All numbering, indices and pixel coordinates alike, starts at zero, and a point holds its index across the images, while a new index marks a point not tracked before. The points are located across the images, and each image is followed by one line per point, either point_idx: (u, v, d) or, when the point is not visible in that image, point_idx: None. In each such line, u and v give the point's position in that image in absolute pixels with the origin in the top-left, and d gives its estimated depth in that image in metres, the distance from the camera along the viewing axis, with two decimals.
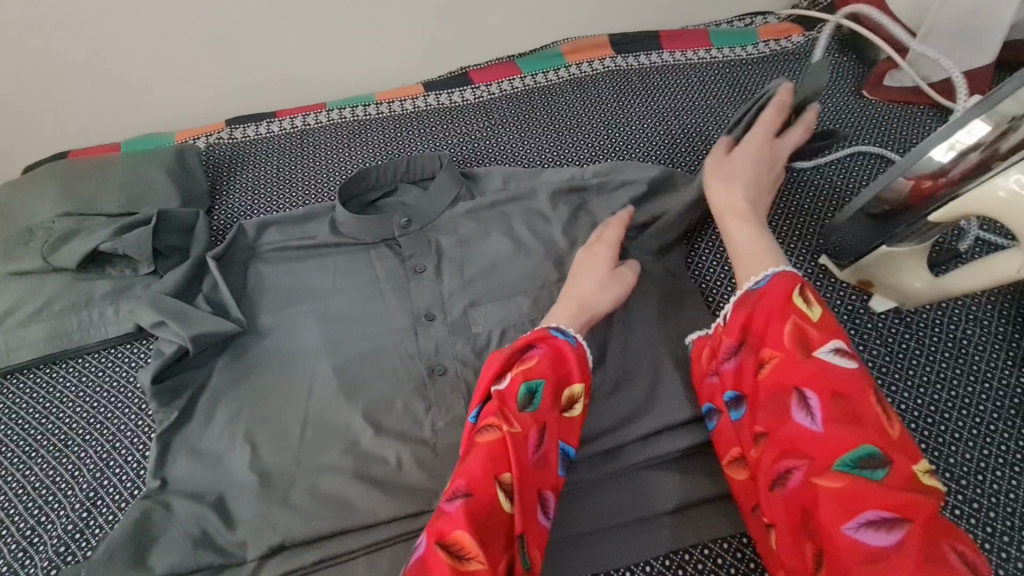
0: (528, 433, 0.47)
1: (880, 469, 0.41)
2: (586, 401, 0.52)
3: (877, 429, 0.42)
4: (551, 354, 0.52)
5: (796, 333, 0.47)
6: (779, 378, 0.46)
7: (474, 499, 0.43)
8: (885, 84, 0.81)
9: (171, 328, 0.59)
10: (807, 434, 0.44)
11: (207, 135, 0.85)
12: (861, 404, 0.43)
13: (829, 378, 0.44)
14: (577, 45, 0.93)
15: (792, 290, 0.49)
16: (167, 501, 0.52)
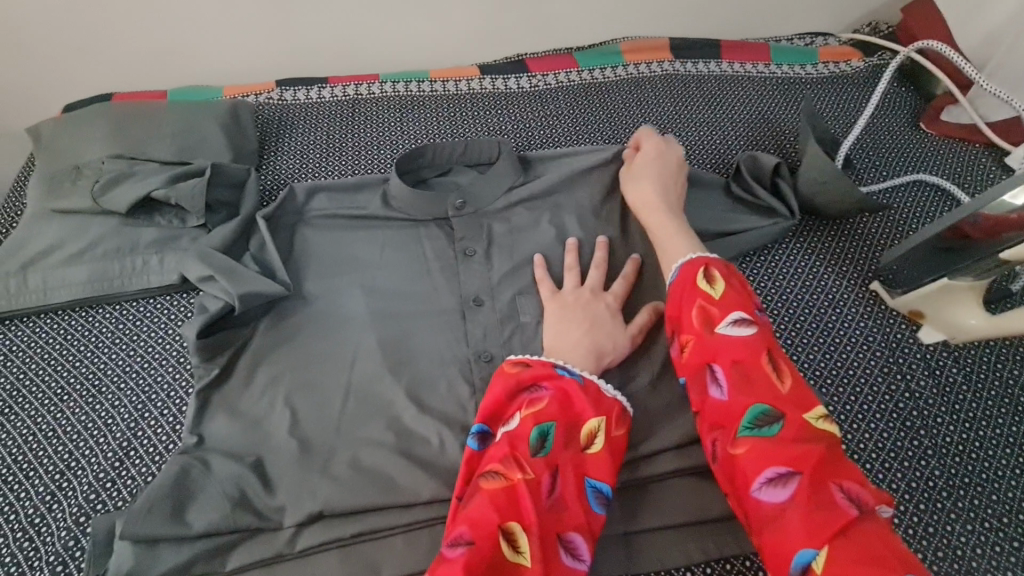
0: (540, 478, 0.45)
1: (775, 425, 0.42)
2: (608, 438, 0.48)
3: (774, 389, 0.44)
4: (558, 393, 0.49)
5: (703, 313, 0.49)
6: (693, 358, 0.48)
7: (479, 550, 0.41)
8: (942, 118, 0.81)
9: (218, 284, 0.58)
10: (716, 405, 0.45)
11: (257, 93, 0.83)
12: (761, 370, 0.45)
13: (728, 350, 0.46)
14: (637, 44, 0.92)
15: (696, 274, 0.51)
16: (206, 459, 0.51)
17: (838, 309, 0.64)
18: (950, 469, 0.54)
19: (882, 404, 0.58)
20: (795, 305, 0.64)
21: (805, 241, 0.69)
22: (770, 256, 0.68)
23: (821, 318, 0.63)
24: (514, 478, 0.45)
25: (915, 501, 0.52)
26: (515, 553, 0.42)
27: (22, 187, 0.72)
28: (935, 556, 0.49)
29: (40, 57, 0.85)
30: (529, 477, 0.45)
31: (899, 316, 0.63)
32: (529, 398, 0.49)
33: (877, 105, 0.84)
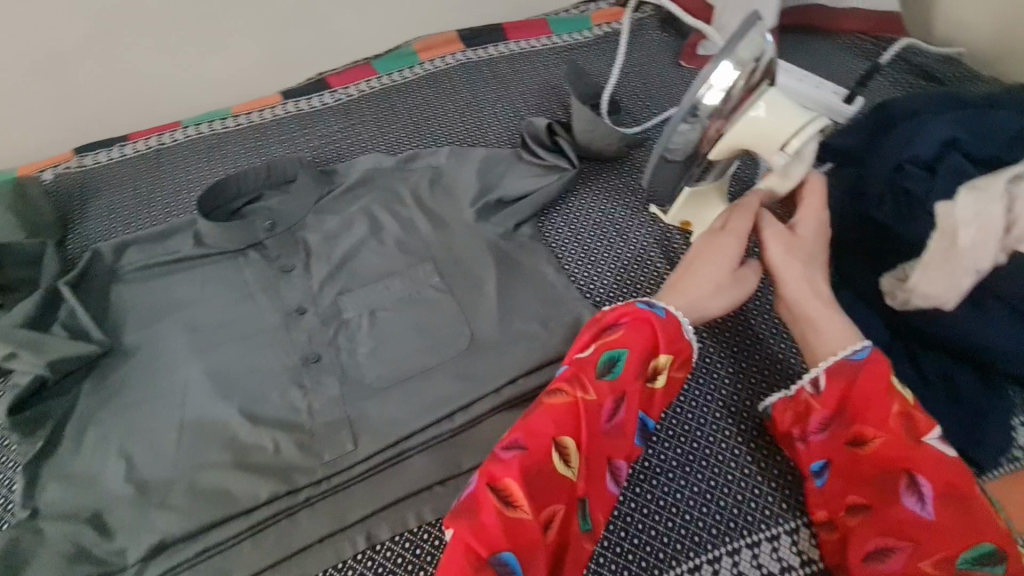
0: (603, 401, 0.49)
1: (997, 565, 0.42)
2: (667, 377, 0.53)
3: (991, 521, 0.43)
4: (638, 324, 0.51)
5: (904, 417, 0.47)
6: (891, 462, 0.47)
7: (531, 458, 0.45)
8: (699, 53, 0.93)
9: (23, 359, 0.58)
10: (917, 521, 0.45)
11: (54, 166, 0.82)
12: (978, 502, 0.44)
13: (946, 470, 0.45)
14: (429, 42, 0.98)
15: (893, 372, 0.49)
16: (39, 526, 0.52)
17: (623, 236, 0.73)
18: (722, 344, 0.65)
19: None
20: (588, 242, 0.73)
21: (590, 184, 0.79)
22: (564, 206, 0.76)
23: (610, 247, 0.72)
24: (578, 396, 0.48)
25: (695, 375, 0.63)
26: (565, 467, 0.46)
27: None
28: (714, 418, 0.60)
29: None
30: (590, 398, 0.48)
31: (670, 228, 0.73)
32: (608, 333, 0.52)
33: (643, 56, 0.95)
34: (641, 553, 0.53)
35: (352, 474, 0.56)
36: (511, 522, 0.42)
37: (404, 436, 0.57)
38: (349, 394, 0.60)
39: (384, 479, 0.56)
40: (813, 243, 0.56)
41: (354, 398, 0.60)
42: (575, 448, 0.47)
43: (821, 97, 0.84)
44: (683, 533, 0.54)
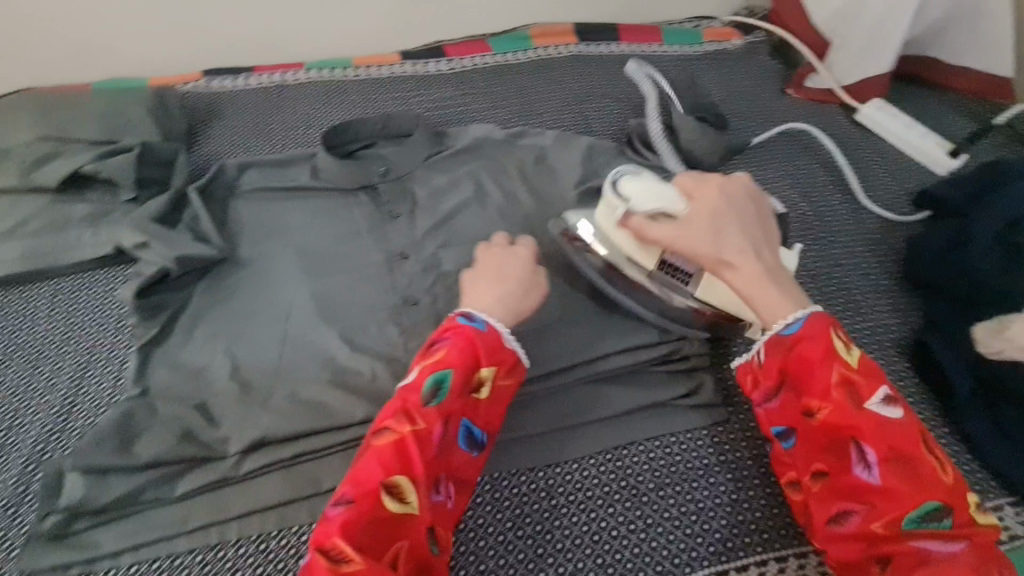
0: (432, 427, 0.48)
1: (944, 517, 0.45)
2: (495, 386, 0.52)
3: (936, 477, 0.46)
4: (461, 341, 0.51)
5: (844, 384, 0.49)
6: (837, 430, 0.49)
7: (358, 509, 0.44)
8: (806, 85, 0.95)
9: (155, 250, 0.62)
10: (866, 485, 0.47)
11: (184, 82, 0.86)
12: (920, 459, 0.47)
13: (887, 435, 0.47)
14: (545, 30, 1.01)
15: (832, 339, 0.50)
16: (150, 403, 0.55)
17: None
18: None
19: None
20: None
21: None
22: None
23: None
24: (404, 431, 0.48)
25: None
26: (403, 505, 0.45)
27: None
28: None
29: None
30: (418, 427, 0.48)
31: None
32: (431, 351, 0.52)
33: (751, 78, 0.97)
34: (708, 537, 0.55)
35: None
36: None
37: None
38: None
39: None
40: (739, 224, 0.54)
41: None
42: (405, 484, 0.46)
43: (927, 147, 0.85)
44: (751, 528, 0.56)
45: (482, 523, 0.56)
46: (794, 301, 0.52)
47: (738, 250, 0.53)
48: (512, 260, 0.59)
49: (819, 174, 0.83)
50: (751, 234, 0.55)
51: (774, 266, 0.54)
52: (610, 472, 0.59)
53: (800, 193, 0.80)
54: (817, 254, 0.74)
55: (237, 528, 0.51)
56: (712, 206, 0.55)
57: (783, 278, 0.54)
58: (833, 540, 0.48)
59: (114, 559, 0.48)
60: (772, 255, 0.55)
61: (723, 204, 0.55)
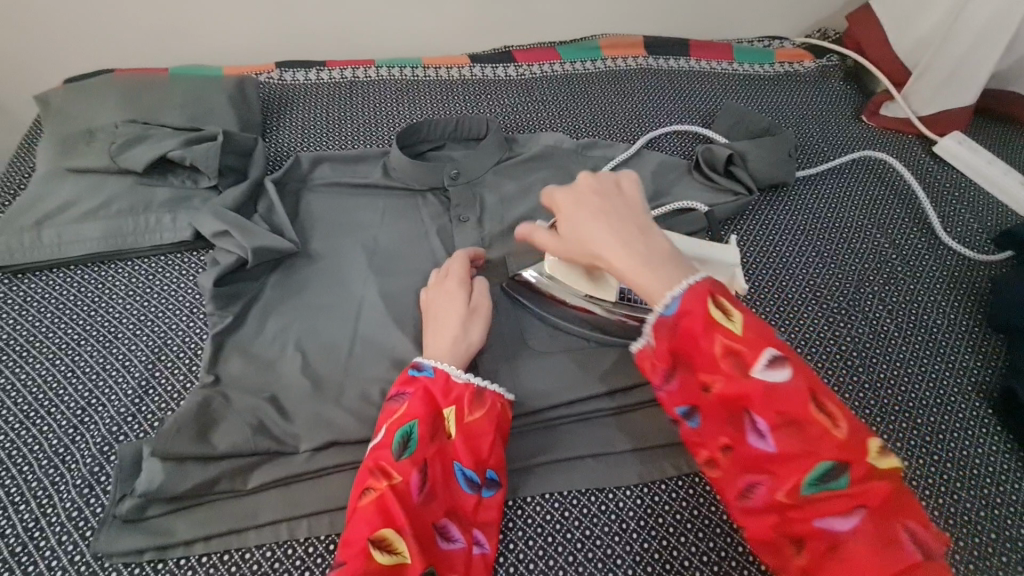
0: (408, 478, 0.47)
1: (842, 477, 0.39)
2: (462, 425, 0.50)
3: (828, 437, 0.40)
4: (419, 394, 0.50)
5: (728, 353, 0.42)
6: (730, 403, 0.42)
7: (350, 568, 0.42)
8: (882, 113, 0.92)
9: (233, 239, 0.62)
10: (765, 456, 0.41)
11: (260, 74, 0.87)
12: (810, 418, 0.40)
13: (776, 400, 0.41)
14: (614, 41, 1.00)
15: (710, 302, 0.43)
16: (225, 392, 0.55)
17: (792, 271, 0.72)
18: (889, 400, 0.63)
19: (830, 346, 0.66)
20: (759, 268, 0.72)
21: (763, 213, 0.78)
22: (738, 230, 0.76)
23: (779, 278, 0.72)
24: (383, 486, 0.46)
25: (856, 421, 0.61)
26: (395, 556, 0.43)
27: (29, 150, 0.75)
28: None
29: (37, 31, 0.86)
30: (395, 481, 0.46)
31: (839, 274, 0.73)
32: (392, 407, 0.51)
33: (824, 103, 0.95)
34: None
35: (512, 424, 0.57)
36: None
37: (565, 402, 0.58)
38: (513, 348, 0.61)
39: (538, 439, 0.57)
40: (597, 218, 0.50)
41: (516, 354, 0.61)
42: (395, 536, 0.44)
43: (1010, 186, 0.82)
44: None
45: (550, 544, 0.52)
46: (669, 275, 0.46)
47: (601, 246, 0.49)
48: (442, 295, 0.58)
49: (894, 207, 0.80)
50: (608, 222, 0.50)
51: (648, 244, 0.48)
52: (682, 499, 0.54)
53: (875, 225, 0.78)
54: (894, 289, 0.72)
55: (306, 527, 0.50)
56: (573, 204, 0.52)
57: (658, 252, 0.47)
58: (747, 516, 0.43)
59: (187, 548, 0.48)
60: (646, 235, 0.49)
61: (584, 206, 0.51)
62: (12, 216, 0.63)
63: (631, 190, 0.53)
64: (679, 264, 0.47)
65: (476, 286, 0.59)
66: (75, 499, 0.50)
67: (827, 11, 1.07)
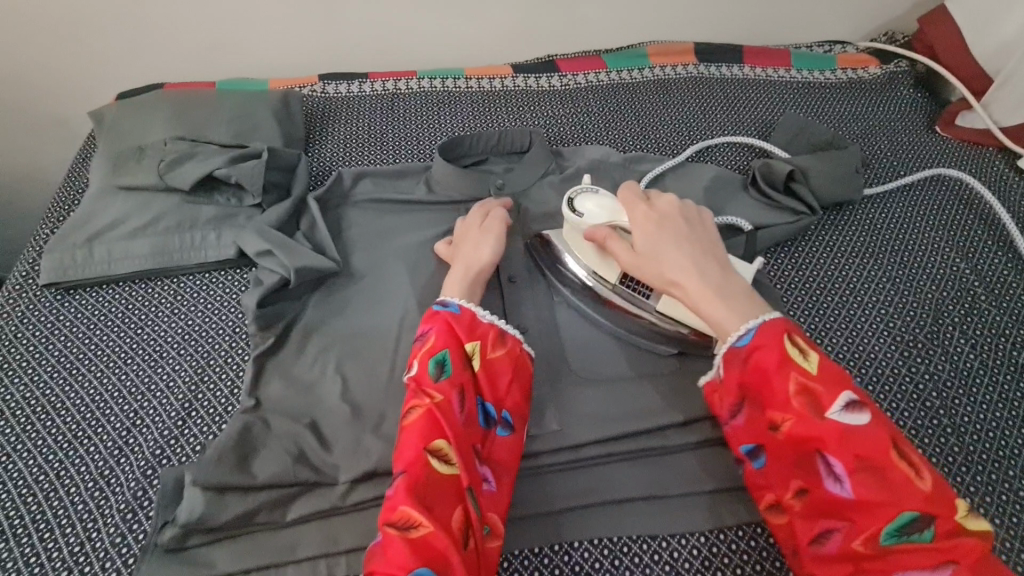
0: (449, 400, 0.47)
1: (926, 529, 0.39)
2: (485, 360, 0.50)
3: (911, 485, 0.40)
4: (445, 328, 0.51)
5: (806, 392, 0.43)
6: (804, 442, 0.43)
7: (411, 475, 0.43)
8: (957, 124, 0.86)
9: (276, 259, 0.62)
10: (841, 501, 0.41)
11: (303, 87, 0.87)
12: (891, 465, 0.40)
13: (852, 441, 0.41)
14: (663, 48, 0.95)
15: (785, 341, 0.45)
16: (265, 417, 0.54)
17: (859, 298, 0.67)
18: (973, 448, 0.57)
19: (906, 383, 0.61)
20: (819, 296, 0.67)
21: (823, 235, 0.73)
22: (795, 255, 0.70)
23: (843, 305, 0.66)
24: (425, 407, 0.46)
25: (937, 473, 0.55)
26: (446, 465, 0.44)
27: (83, 165, 0.76)
28: None
29: (90, 44, 0.88)
30: (438, 401, 0.46)
31: (913, 302, 0.67)
32: (419, 343, 0.50)
33: (891, 113, 0.88)
34: None
35: (562, 461, 0.54)
36: (420, 545, 0.40)
37: (615, 437, 0.54)
38: (558, 377, 0.58)
39: (586, 476, 0.54)
40: (684, 243, 0.51)
41: (562, 384, 0.58)
42: (446, 446, 0.44)
43: None
44: None
45: None
46: (750, 314, 0.47)
47: (680, 269, 0.50)
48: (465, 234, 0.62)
49: (975, 228, 0.74)
50: (689, 247, 0.51)
51: (728, 279, 0.49)
52: (742, 552, 0.50)
53: (954, 248, 0.72)
54: (977, 320, 0.66)
55: (345, 564, 0.48)
56: (655, 220, 0.53)
57: (739, 293, 0.49)
58: (816, 564, 0.42)
59: None
60: (726, 272, 0.50)
61: (664, 222, 0.53)
62: (66, 233, 0.65)
63: (706, 223, 0.54)
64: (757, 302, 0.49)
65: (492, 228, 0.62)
66: (118, 524, 0.50)
67: (895, 13, 1.00)
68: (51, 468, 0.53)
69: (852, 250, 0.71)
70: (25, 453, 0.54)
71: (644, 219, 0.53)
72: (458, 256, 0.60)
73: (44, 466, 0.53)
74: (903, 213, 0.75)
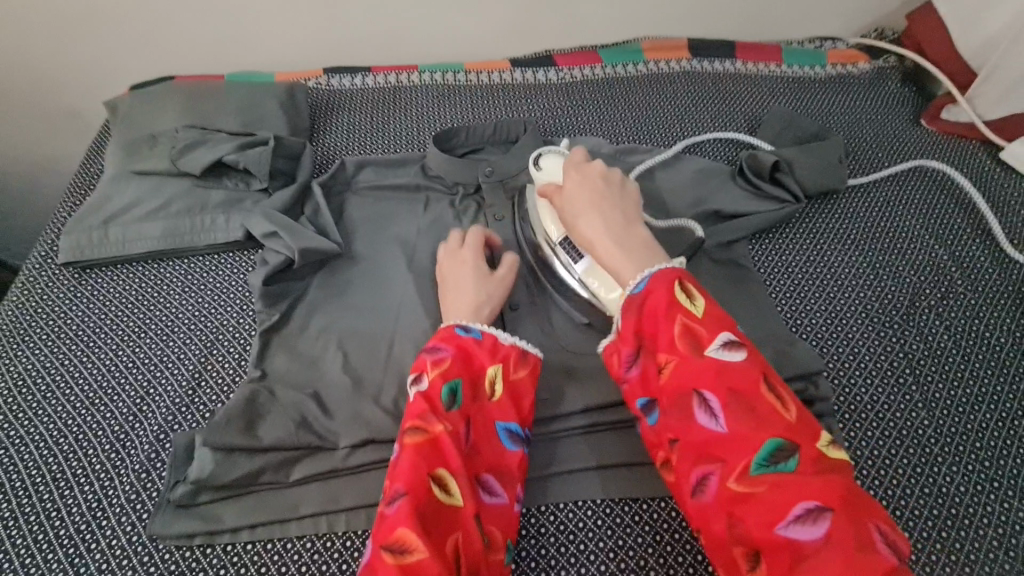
0: (457, 429, 0.48)
1: (791, 459, 0.41)
2: (507, 382, 0.52)
3: (777, 416, 0.42)
4: (462, 352, 0.52)
5: (686, 332, 0.45)
6: (680, 381, 0.45)
7: (414, 498, 0.43)
8: (942, 117, 0.88)
9: (282, 240, 0.65)
10: (714, 437, 0.43)
11: (308, 79, 0.90)
12: (760, 399, 0.43)
13: (726, 377, 0.43)
14: (657, 44, 0.98)
15: (673, 284, 0.47)
16: (271, 387, 0.57)
17: (838, 281, 0.70)
18: (940, 421, 0.60)
19: (880, 362, 0.63)
20: (800, 278, 0.70)
21: (808, 222, 0.75)
22: (780, 240, 0.73)
23: (822, 287, 0.69)
24: (435, 431, 0.47)
25: (905, 445, 0.58)
26: (447, 495, 0.45)
27: (99, 152, 0.80)
28: (925, 492, 0.55)
29: (106, 38, 0.92)
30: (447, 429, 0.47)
31: (889, 286, 0.70)
32: (432, 363, 0.51)
33: (877, 107, 0.91)
34: None
35: (549, 430, 0.57)
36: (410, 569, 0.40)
37: (600, 409, 0.57)
38: (547, 354, 0.62)
39: (572, 445, 0.57)
40: (594, 204, 0.54)
41: (551, 360, 0.61)
42: (450, 475, 0.45)
43: None
44: None
45: (582, 551, 0.52)
46: (646, 263, 0.50)
47: (591, 231, 0.53)
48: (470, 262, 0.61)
49: (955, 216, 0.76)
50: (607, 208, 0.54)
51: (628, 233, 0.53)
52: None
53: (934, 235, 0.74)
54: (951, 303, 0.68)
55: (345, 521, 0.52)
56: (584, 184, 0.56)
57: (641, 247, 0.52)
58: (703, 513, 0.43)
59: (234, 535, 0.51)
60: (632, 228, 0.53)
61: (587, 187, 0.56)
62: (84, 215, 0.68)
63: (631, 193, 0.57)
64: (658, 255, 0.51)
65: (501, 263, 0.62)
66: (133, 484, 0.53)
67: (885, 9, 1.02)
68: (70, 432, 0.57)
69: (834, 236, 0.74)
70: (46, 418, 0.57)
71: (571, 183, 0.57)
72: (456, 285, 0.59)
73: (64, 430, 0.57)
74: (888, 201, 0.78)
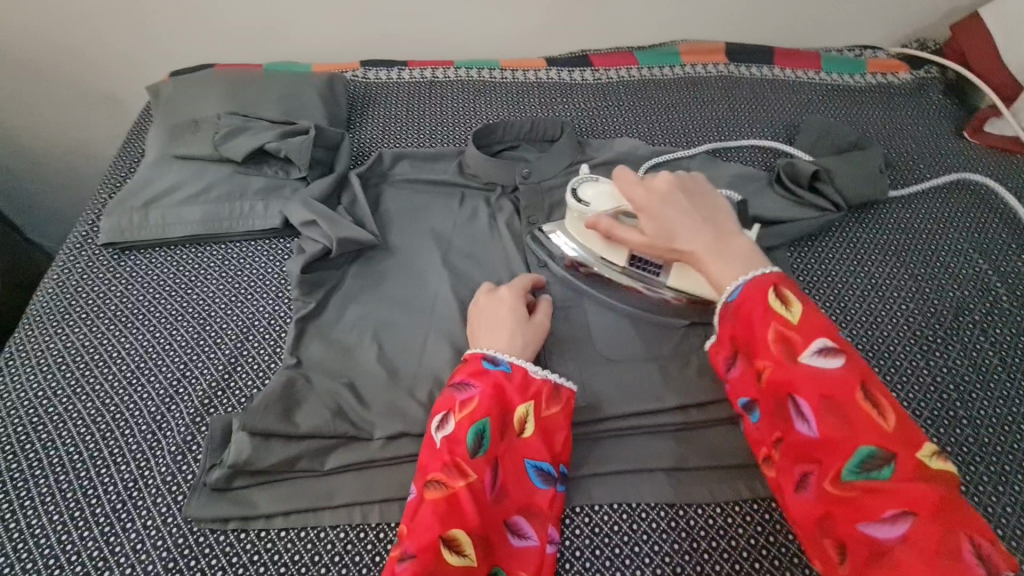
0: (481, 478, 0.47)
1: (886, 467, 0.39)
2: (538, 420, 0.51)
3: (873, 424, 0.40)
4: (491, 390, 0.50)
5: (779, 338, 0.44)
6: (777, 388, 0.43)
7: (421, 563, 0.42)
8: (986, 130, 0.86)
9: (320, 228, 0.65)
10: (809, 442, 0.42)
11: (345, 72, 0.91)
12: (856, 403, 0.41)
13: (818, 382, 0.41)
14: (695, 47, 0.97)
15: (766, 290, 0.45)
16: (307, 374, 0.57)
17: (879, 292, 0.69)
18: (985, 439, 0.58)
19: (922, 376, 0.62)
20: (841, 289, 0.69)
21: (848, 232, 0.74)
22: (820, 250, 0.72)
23: (863, 299, 0.68)
24: (455, 486, 0.46)
25: (949, 462, 0.57)
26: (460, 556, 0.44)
27: (139, 136, 0.81)
28: (970, 510, 0.54)
29: (150, 28, 0.93)
30: (469, 480, 0.46)
31: (932, 300, 0.68)
32: (459, 401, 0.50)
33: (918, 118, 0.89)
34: None
35: (586, 429, 0.56)
36: None
37: (638, 411, 0.57)
38: (583, 354, 0.61)
39: (608, 447, 0.56)
40: (686, 209, 0.53)
41: (587, 360, 0.61)
42: (467, 533, 0.45)
43: None
44: None
45: (617, 555, 0.51)
46: (747, 269, 0.49)
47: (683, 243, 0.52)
48: (512, 298, 0.59)
49: (999, 231, 0.75)
50: (689, 219, 0.52)
51: (720, 241, 0.51)
52: (757, 524, 0.52)
53: (978, 251, 0.73)
54: (998, 321, 0.67)
55: (378, 512, 0.51)
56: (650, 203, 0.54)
57: (738, 253, 0.50)
58: (796, 508, 0.42)
59: (268, 521, 0.51)
60: (722, 235, 0.51)
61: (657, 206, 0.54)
62: (125, 197, 0.69)
63: (701, 191, 0.55)
64: (758, 257, 0.49)
65: (541, 305, 0.60)
66: (169, 466, 0.53)
67: (927, 20, 1.01)
68: (108, 411, 0.57)
69: (876, 247, 0.73)
70: (84, 396, 0.58)
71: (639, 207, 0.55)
72: (497, 319, 0.57)
73: (102, 409, 0.57)
74: (930, 214, 0.76)
